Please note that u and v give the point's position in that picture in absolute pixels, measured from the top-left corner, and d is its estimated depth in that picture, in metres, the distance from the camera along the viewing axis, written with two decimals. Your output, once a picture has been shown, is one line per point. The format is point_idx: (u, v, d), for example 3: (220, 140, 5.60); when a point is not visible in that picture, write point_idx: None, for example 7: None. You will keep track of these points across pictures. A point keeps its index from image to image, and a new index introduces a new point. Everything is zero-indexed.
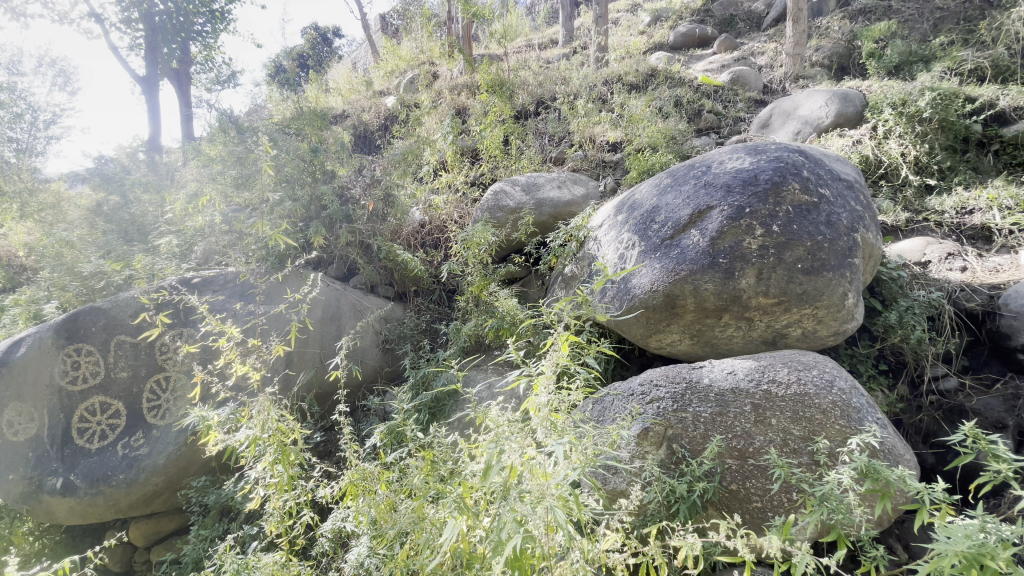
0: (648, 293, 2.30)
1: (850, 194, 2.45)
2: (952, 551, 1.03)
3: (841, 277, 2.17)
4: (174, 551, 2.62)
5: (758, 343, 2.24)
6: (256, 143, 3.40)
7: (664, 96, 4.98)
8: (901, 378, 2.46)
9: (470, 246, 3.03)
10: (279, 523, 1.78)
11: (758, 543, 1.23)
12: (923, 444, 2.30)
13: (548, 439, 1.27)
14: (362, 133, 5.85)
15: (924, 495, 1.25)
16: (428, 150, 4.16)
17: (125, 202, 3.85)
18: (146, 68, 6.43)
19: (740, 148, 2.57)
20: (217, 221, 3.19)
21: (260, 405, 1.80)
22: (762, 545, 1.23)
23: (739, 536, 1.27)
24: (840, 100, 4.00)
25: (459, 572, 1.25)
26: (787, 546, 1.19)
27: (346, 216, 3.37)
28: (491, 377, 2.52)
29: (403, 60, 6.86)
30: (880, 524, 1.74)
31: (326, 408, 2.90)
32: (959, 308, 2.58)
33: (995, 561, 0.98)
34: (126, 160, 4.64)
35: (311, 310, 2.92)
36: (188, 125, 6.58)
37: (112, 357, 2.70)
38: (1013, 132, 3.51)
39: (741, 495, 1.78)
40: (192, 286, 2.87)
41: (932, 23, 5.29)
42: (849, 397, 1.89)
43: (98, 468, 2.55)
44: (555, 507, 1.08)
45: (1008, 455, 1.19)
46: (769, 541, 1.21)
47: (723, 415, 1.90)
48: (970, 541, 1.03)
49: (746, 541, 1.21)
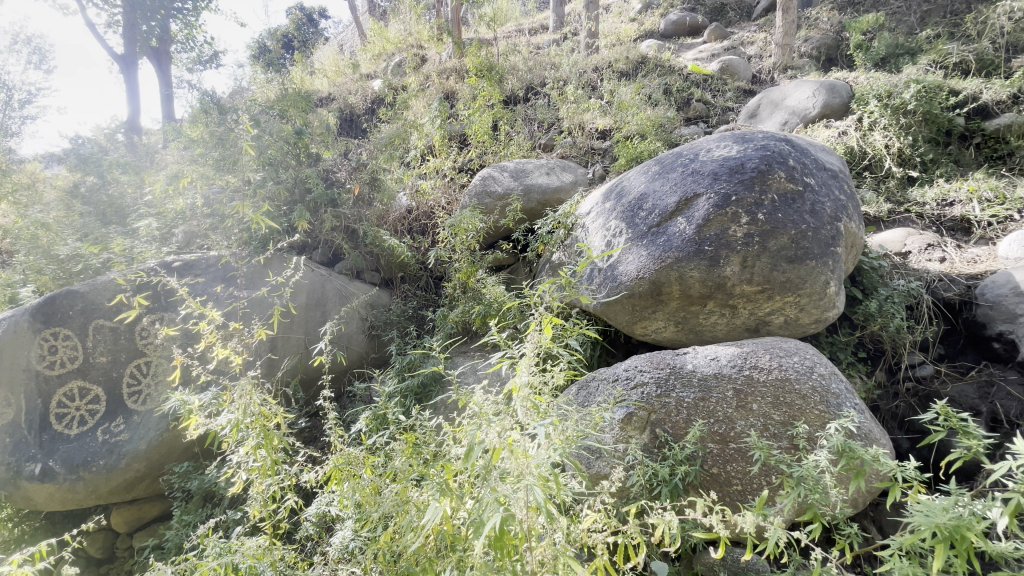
0: (634, 280, 2.32)
1: (834, 183, 2.48)
2: (929, 525, 1.05)
3: (824, 265, 2.20)
4: (157, 537, 2.60)
5: (741, 330, 2.26)
6: (237, 123, 3.27)
7: (654, 84, 4.98)
8: (879, 365, 2.51)
9: (458, 233, 2.99)
10: (262, 508, 1.74)
11: (733, 520, 1.24)
12: (899, 430, 2.35)
13: (529, 420, 1.25)
14: (347, 117, 5.76)
15: (897, 473, 1.27)
16: (415, 134, 4.10)
17: (102, 183, 3.74)
18: (124, 46, 6.23)
19: (728, 136, 2.58)
20: (198, 204, 3.13)
21: (241, 389, 1.76)
22: (735, 522, 1.24)
23: (715, 513, 1.27)
24: (827, 91, 4.02)
25: (443, 553, 1.27)
26: (761, 522, 1.20)
27: (331, 201, 3.32)
28: (475, 361, 2.57)
29: (390, 42, 6.65)
30: (855, 505, 1.78)
31: (310, 394, 2.89)
32: (937, 298, 2.64)
33: (972, 534, 1.01)
34: (104, 140, 4.51)
35: (295, 295, 2.90)
36: (169, 106, 6.41)
37: (91, 341, 2.65)
38: (995, 126, 3.57)
39: (722, 478, 1.81)
40: (172, 269, 2.80)
41: (919, 16, 5.30)
42: (828, 382, 1.93)
43: (78, 454, 2.51)
44: (535, 487, 1.08)
45: (978, 431, 1.18)
46: (744, 517, 1.22)
47: (706, 400, 1.92)
48: (947, 514, 1.05)
49: (722, 518, 1.22)
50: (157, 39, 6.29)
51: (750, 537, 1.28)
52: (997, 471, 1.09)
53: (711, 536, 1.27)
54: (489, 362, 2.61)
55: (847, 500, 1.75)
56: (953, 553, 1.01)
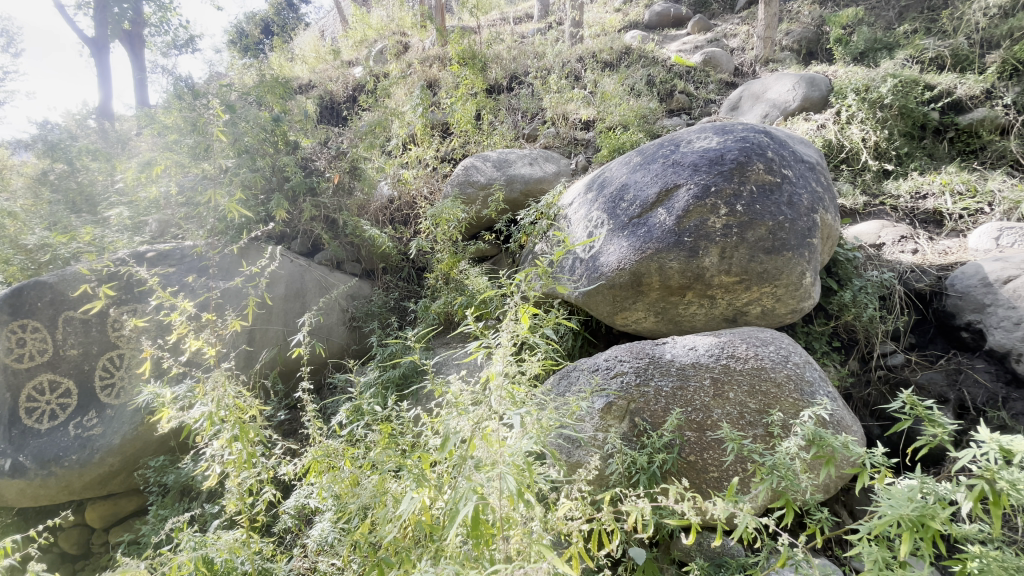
0: (615, 270, 2.34)
1: (811, 175, 2.51)
2: (896, 514, 1.08)
3: (800, 256, 2.22)
4: (133, 532, 2.56)
5: (719, 321, 2.29)
6: (208, 108, 3.15)
7: (638, 75, 4.97)
8: (853, 354, 2.55)
9: (440, 223, 2.97)
10: (238, 501, 1.72)
11: (702, 506, 1.21)
12: (871, 417, 2.41)
13: (503, 408, 1.24)
14: (328, 105, 5.65)
15: (865, 460, 1.29)
16: (396, 122, 4.03)
17: (72, 170, 3.61)
18: (95, 29, 5.98)
19: (709, 127, 2.59)
20: (172, 192, 3.02)
21: (215, 381, 1.73)
22: (705, 509, 1.21)
23: (685, 499, 1.25)
24: (807, 84, 4.06)
25: (422, 543, 1.27)
26: (729, 508, 1.17)
27: (310, 189, 3.27)
28: (451, 350, 2.64)
29: (372, 28, 6.51)
30: (827, 491, 1.83)
31: (290, 386, 2.86)
32: (909, 288, 2.71)
33: (936, 521, 1.03)
34: (74, 127, 4.36)
35: (273, 286, 2.86)
36: (143, 91, 6.20)
37: (60, 333, 2.56)
38: (967, 121, 3.65)
39: (699, 465, 1.84)
40: (145, 260, 2.73)
41: (898, 11, 5.36)
42: (802, 371, 1.96)
43: (49, 449, 2.45)
44: (508, 475, 1.07)
45: (943, 418, 1.18)
46: (713, 503, 1.18)
47: (684, 389, 1.95)
48: (912, 503, 1.08)
49: (693, 505, 1.19)
50: (129, 22, 6.07)
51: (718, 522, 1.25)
52: (962, 458, 1.10)
53: (681, 523, 1.26)
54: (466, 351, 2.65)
55: (818, 486, 1.80)
56: (920, 541, 1.04)
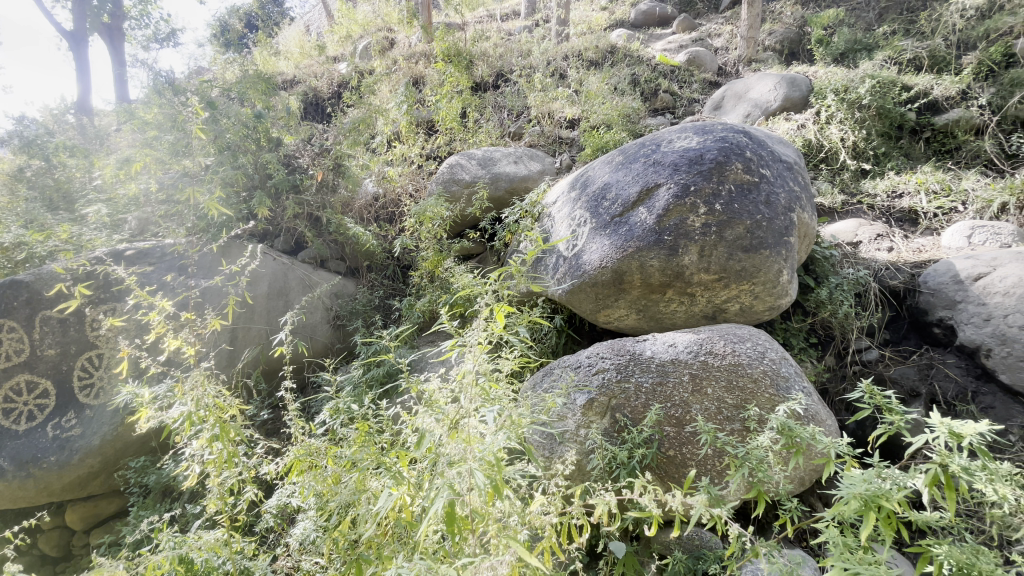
0: (597, 269, 2.36)
1: (789, 174, 2.55)
2: (851, 494, 1.12)
3: (777, 254, 2.26)
4: (114, 533, 2.54)
5: (699, 318, 2.33)
6: (187, 104, 3.10)
7: (623, 74, 5.01)
8: (829, 349, 2.61)
9: (424, 221, 2.98)
10: (218, 501, 1.71)
11: (663, 498, 1.24)
12: (844, 411, 2.46)
13: (476, 405, 1.26)
14: (312, 101, 5.61)
15: (830, 449, 1.32)
16: (381, 120, 4.01)
17: (49, 166, 3.54)
18: (73, 22, 5.85)
19: (689, 127, 2.63)
20: (153, 189, 2.97)
21: (194, 380, 1.72)
22: (665, 500, 1.25)
23: (649, 491, 1.28)
24: (788, 85, 4.12)
25: (402, 539, 1.29)
26: (688, 500, 1.20)
27: (294, 186, 3.25)
28: (426, 349, 2.70)
29: (358, 24, 6.47)
30: (800, 482, 1.89)
31: (274, 385, 2.85)
32: (884, 285, 2.77)
33: (889, 501, 1.08)
34: (52, 123, 4.27)
35: (256, 285, 2.85)
36: (124, 86, 6.08)
37: (37, 333, 2.52)
38: (943, 121, 3.73)
39: (678, 460, 1.87)
40: (124, 258, 2.70)
41: (877, 13, 5.45)
42: (778, 366, 2.01)
43: (26, 450, 2.41)
44: (477, 470, 1.08)
45: (900, 406, 1.22)
46: (673, 495, 1.22)
47: (663, 385, 1.98)
48: (866, 484, 1.12)
49: (653, 497, 1.21)
50: (108, 15, 5.94)
51: (681, 514, 1.29)
52: (916, 444, 1.14)
53: (643, 515, 1.27)
54: (442, 349, 2.69)
55: (791, 478, 1.85)
56: (873, 520, 1.08)
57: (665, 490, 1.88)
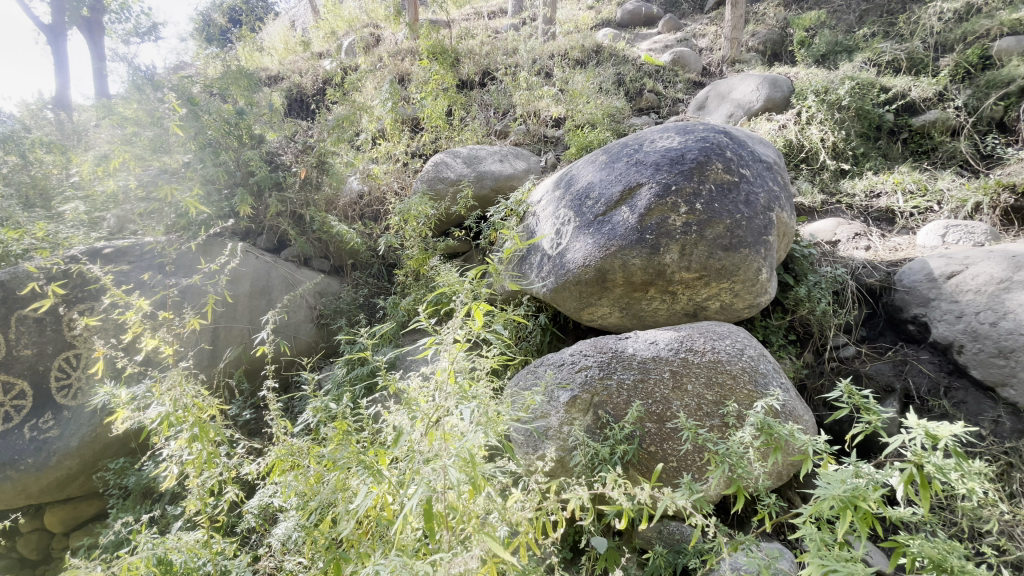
0: (581, 268, 2.38)
1: (768, 174, 2.59)
2: (829, 495, 1.15)
3: (756, 253, 2.29)
4: (93, 536, 2.50)
5: (680, 315, 2.37)
6: (165, 99, 3.04)
7: (608, 73, 5.04)
8: (808, 346, 2.66)
9: (409, 220, 2.97)
10: (197, 502, 1.68)
11: (633, 491, 1.27)
12: (822, 407, 2.51)
13: (455, 404, 1.26)
14: (296, 98, 5.56)
15: (809, 446, 1.35)
16: (366, 117, 3.98)
17: (24, 163, 3.45)
18: (51, 15, 5.73)
19: (671, 127, 2.65)
20: (132, 187, 2.92)
21: (171, 380, 1.70)
22: (635, 494, 1.27)
23: (621, 485, 1.30)
24: (769, 86, 4.18)
25: (383, 536, 1.29)
26: (662, 495, 1.22)
27: (276, 184, 3.22)
28: (406, 348, 2.71)
29: (343, 20, 6.39)
30: (777, 477, 1.93)
31: (257, 385, 2.83)
32: (861, 283, 2.83)
33: (866, 501, 1.10)
34: (28, 119, 4.18)
35: (238, 284, 2.83)
36: (103, 81, 5.96)
37: (13, 333, 2.46)
38: (920, 123, 3.83)
39: (658, 456, 1.90)
40: (103, 257, 2.66)
41: (858, 15, 5.54)
42: (757, 363, 2.04)
43: (3, 452, 2.37)
44: (452, 467, 1.09)
45: (877, 405, 1.26)
46: (644, 490, 1.24)
47: (645, 381, 2.01)
48: (844, 485, 1.15)
49: (625, 492, 1.23)
50: (88, 8, 5.82)
51: (654, 510, 1.31)
52: (892, 444, 1.17)
53: (616, 509, 1.31)
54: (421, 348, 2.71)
55: (769, 473, 1.89)
56: (851, 519, 1.11)
57: (637, 485, 1.91)
